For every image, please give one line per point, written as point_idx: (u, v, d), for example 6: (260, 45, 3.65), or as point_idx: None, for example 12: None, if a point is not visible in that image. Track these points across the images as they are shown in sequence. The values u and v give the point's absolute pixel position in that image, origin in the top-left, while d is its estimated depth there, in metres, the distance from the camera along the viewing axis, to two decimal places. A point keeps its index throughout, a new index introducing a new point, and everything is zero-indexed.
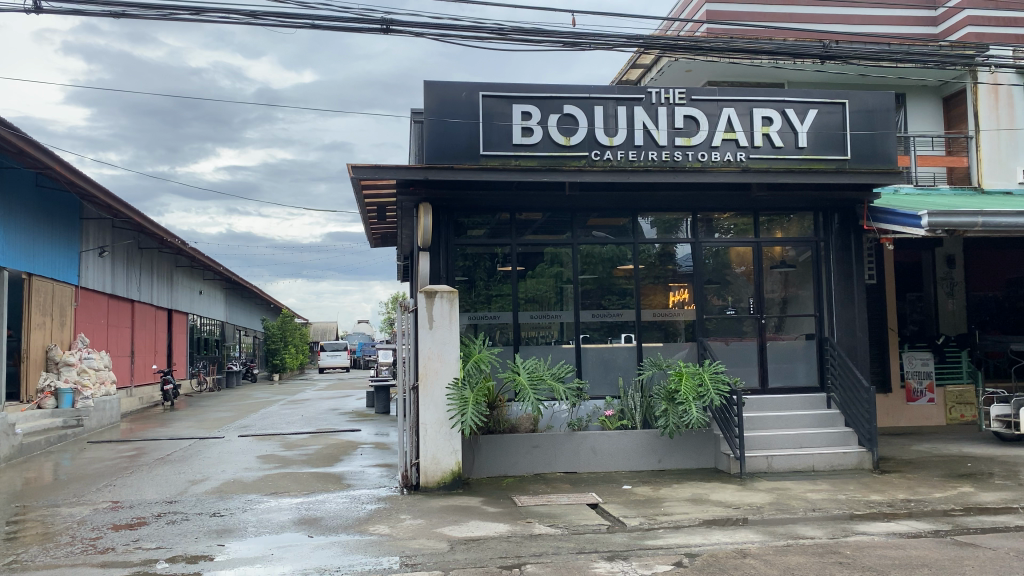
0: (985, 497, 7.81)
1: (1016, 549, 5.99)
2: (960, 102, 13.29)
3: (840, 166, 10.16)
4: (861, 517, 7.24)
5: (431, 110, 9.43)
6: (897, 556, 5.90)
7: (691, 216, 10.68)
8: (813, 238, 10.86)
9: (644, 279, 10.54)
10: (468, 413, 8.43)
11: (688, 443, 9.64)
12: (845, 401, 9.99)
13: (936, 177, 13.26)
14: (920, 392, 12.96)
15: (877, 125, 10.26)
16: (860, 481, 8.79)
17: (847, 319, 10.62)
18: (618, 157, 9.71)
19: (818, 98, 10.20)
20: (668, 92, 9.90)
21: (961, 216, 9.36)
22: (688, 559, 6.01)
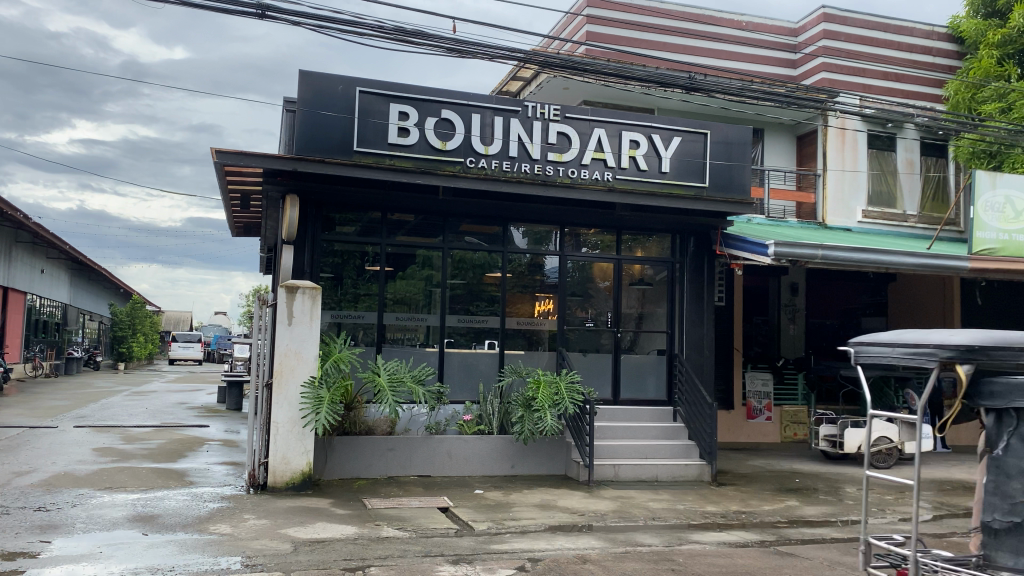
0: (807, 511, 8.39)
1: (829, 559, 6.47)
2: (810, 142, 14.33)
3: (698, 192, 10.67)
4: (696, 526, 7.62)
5: (305, 101, 9.23)
6: (723, 564, 6.26)
7: (560, 230, 10.94)
8: (669, 259, 11.34)
9: (512, 288, 10.71)
10: (323, 414, 8.24)
11: (540, 450, 9.85)
12: (689, 415, 10.51)
13: (786, 210, 14.07)
14: (759, 410, 13.79)
15: (734, 157, 10.86)
16: (698, 492, 9.25)
17: (695, 337, 11.17)
18: (493, 166, 9.84)
19: (683, 126, 10.69)
20: (544, 107, 10.09)
21: (803, 248, 10.02)
22: (531, 563, 6.15)
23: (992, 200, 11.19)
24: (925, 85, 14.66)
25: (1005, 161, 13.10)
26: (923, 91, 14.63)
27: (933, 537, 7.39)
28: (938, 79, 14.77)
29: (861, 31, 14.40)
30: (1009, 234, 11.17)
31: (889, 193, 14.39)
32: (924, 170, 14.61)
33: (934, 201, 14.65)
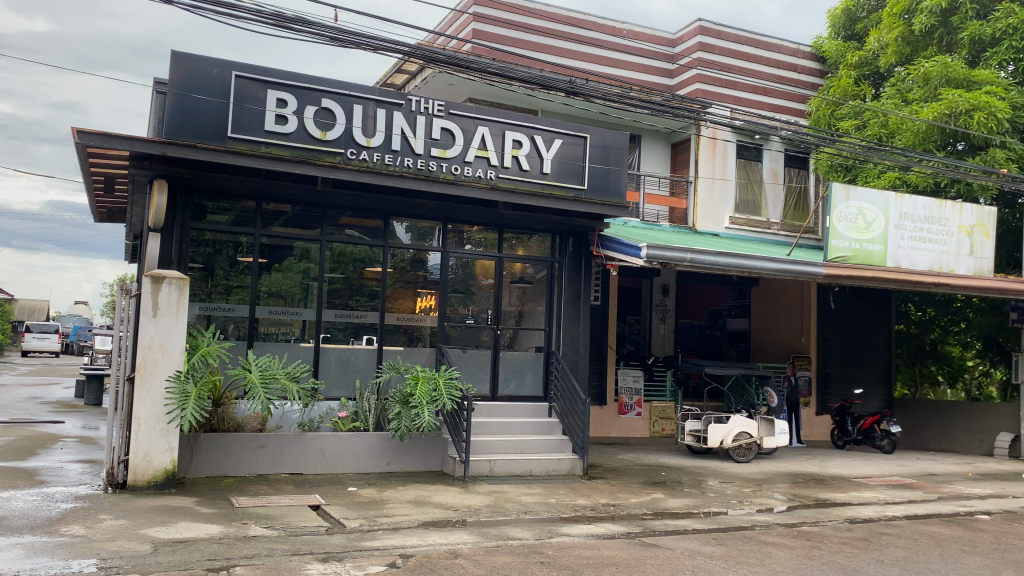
0: (672, 503, 8.74)
1: (691, 548, 6.77)
2: (684, 150, 14.88)
3: (577, 194, 10.90)
4: (567, 519, 7.80)
5: (177, 82, 8.84)
6: (591, 555, 6.45)
7: (442, 226, 10.92)
8: (549, 258, 11.54)
9: (393, 283, 10.63)
10: (189, 409, 7.94)
11: (416, 447, 9.83)
12: (564, 411, 10.75)
13: (659, 215, 14.76)
14: (630, 405, 14.25)
15: (612, 161, 11.17)
16: (570, 486, 9.47)
17: (571, 335, 11.44)
18: (374, 159, 9.72)
19: (564, 129, 10.90)
20: (428, 102, 10.06)
21: (674, 251, 10.42)
22: (402, 560, 6.13)
23: (845, 211, 11.93)
24: (791, 100, 15.54)
25: (859, 176, 14.04)
26: (789, 105, 15.51)
27: (785, 527, 7.85)
28: (802, 95, 15.69)
29: (733, 46, 15.12)
30: (860, 243, 11.96)
31: (755, 202, 15.15)
32: (787, 180, 15.48)
33: (796, 210, 15.60)
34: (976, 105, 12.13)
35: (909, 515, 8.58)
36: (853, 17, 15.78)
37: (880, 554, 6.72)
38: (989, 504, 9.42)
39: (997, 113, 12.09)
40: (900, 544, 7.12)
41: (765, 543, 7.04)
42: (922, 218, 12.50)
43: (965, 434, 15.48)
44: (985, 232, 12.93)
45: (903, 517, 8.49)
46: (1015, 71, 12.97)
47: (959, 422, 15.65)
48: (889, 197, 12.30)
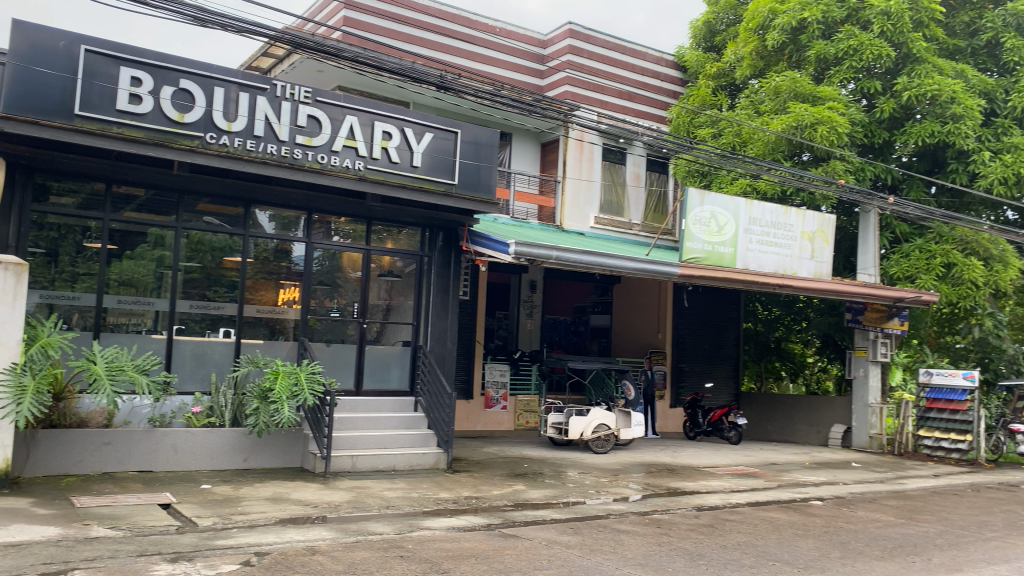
0: (533, 494, 8.93)
1: (548, 539, 6.94)
2: (553, 150, 15.21)
3: (447, 189, 10.90)
4: (428, 513, 7.82)
5: (16, 52, 8.21)
6: (450, 548, 6.50)
7: (308, 217, 10.67)
8: (418, 253, 11.49)
9: (255, 274, 10.31)
10: (25, 404, 7.43)
11: (276, 442, 9.59)
12: (430, 405, 10.77)
13: (528, 213, 14.85)
14: (496, 399, 14.44)
15: (482, 157, 11.25)
16: (433, 480, 9.50)
17: (439, 329, 11.44)
18: (236, 144, 9.36)
19: (435, 123, 10.88)
20: (294, 88, 9.81)
21: (541, 247, 10.60)
22: (256, 558, 5.98)
23: (700, 215, 12.53)
24: (654, 106, 16.17)
25: (714, 181, 14.80)
26: (651, 111, 16.12)
27: (638, 515, 8.18)
28: (664, 102, 16.36)
29: (601, 50, 15.56)
30: (712, 246, 12.60)
31: (619, 203, 15.68)
32: (648, 184, 16.16)
33: (655, 212, 16.33)
34: (819, 119, 13.00)
35: (751, 502, 9.13)
36: (713, 29, 16.63)
37: (723, 539, 7.12)
38: (822, 490, 10.16)
39: (837, 128, 12.98)
40: (742, 529, 7.57)
41: (619, 531, 7.31)
42: (768, 224, 13.29)
43: (804, 424, 16.63)
44: (825, 238, 13.91)
45: (745, 503, 9.02)
46: (854, 89, 14.00)
47: (798, 414, 16.79)
48: (740, 203, 13.01)
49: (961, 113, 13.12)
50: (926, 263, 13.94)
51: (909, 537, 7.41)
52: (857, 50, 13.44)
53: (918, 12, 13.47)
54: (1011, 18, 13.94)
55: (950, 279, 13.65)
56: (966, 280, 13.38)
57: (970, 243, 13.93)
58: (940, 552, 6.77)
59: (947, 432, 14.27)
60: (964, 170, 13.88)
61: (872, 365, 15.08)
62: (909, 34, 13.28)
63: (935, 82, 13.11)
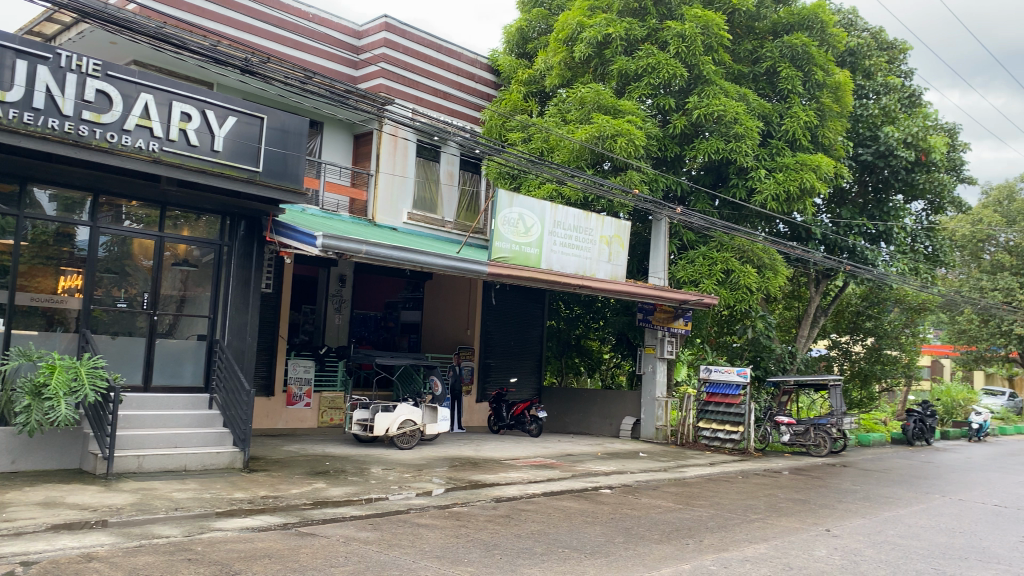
0: (332, 492, 8.81)
1: (346, 535, 6.89)
2: (366, 143, 15.06)
3: (250, 177, 10.50)
4: (221, 514, 7.52)
5: None
6: (243, 549, 6.29)
7: (93, 199, 9.88)
8: (217, 242, 10.98)
9: (31, 259, 9.44)
10: None
11: (49, 443, 8.84)
12: (226, 402, 10.36)
13: (339, 204, 14.63)
14: (299, 396, 14.05)
15: (288, 146, 10.93)
16: (227, 480, 9.13)
17: (238, 323, 10.99)
18: (11, 117, 8.48)
19: (239, 107, 10.44)
20: (81, 60, 9.05)
21: (349, 242, 10.43)
22: (22, 568, 5.49)
23: (509, 216, 12.85)
24: (466, 106, 16.44)
25: (523, 185, 15.26)
26: (464, 111, 16.38)
27: (437, 509, 8.30)
28: (476, 103, 16.67)
29: (416, 47, 15.57)
30: (519, 246, 12.99)
31: (431, 200, 15.82)
32: (461, 183, 16.46)
33: (467, 211, 16.67)
34: (619, 131, 13.76)
35: (546, 493, 9.53)
36: (526, 36, 17.17)
37: (518, 528, 7.39)
38: (611, 479, 10.79)
39: (635, 140, 13.82)
40: (536, 519, 7.89)
41: (418, 525, 7.40)
42: (571, 227, 13.89)
43: (598, 417, 17.52)
44: (621, 243, 14.76)
45: (541, 494, 9.40)
46: (652, 104, 14.95)
47: (593, 408, 17.67)
48: (545, 206, 13.47)
49: (743, 133, 14.39)
50: (709, 268, 15.14)
51: (685, 520, 8.04)
52: (655, 68, 14.36)
53: (708, 36, 14.59)
54: (787, 50, 15.45)
55: (728, 284, 14.93)
56: (742, 285, 14.71)
57: (746, 252, 15.30)
58: (709, 533, 7.42)
59: (722, 424, 15.66)
60: (743, 185, 15.24)
61: (659, 362, 16.20)
62: (700, 57, 14.40)
63: (721, 103, 14.27)
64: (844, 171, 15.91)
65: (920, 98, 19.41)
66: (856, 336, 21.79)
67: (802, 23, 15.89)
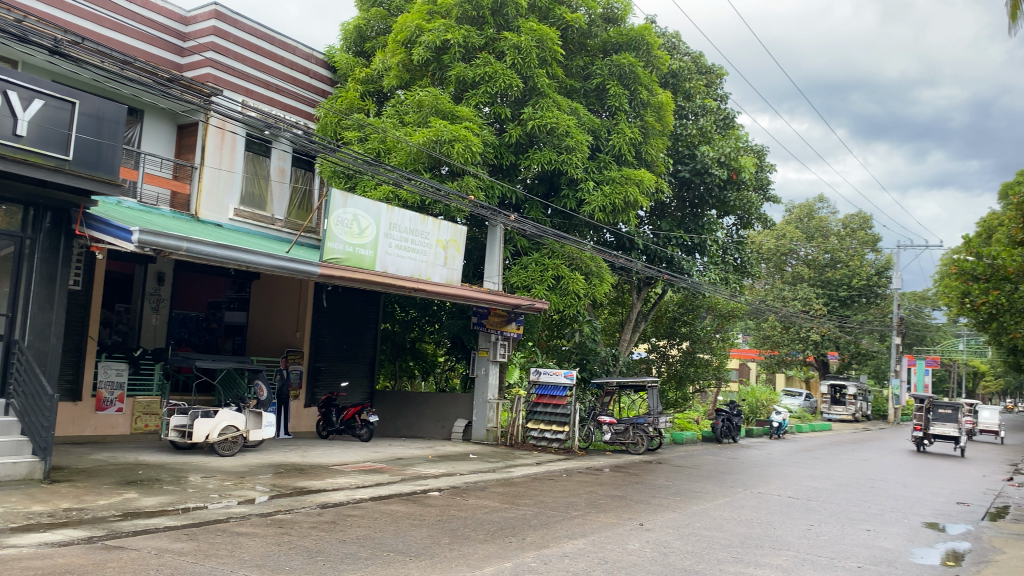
0: (145, 502, 8.34)
1: (158, 547, 6.55)
2: (191, 134, 14.39)
3: (58, 165, 9.72)
4: (16, 529, 6.93)
5: None
6: (41, 566, 5.84)
7: None
8: (18, 234, 10.03)
9: None
10: None
11: None
12: (25, 409, 9.59)
13: (160, 198, 13.76)
14: (109, 402, 13.20)
15: (103, 134, 10.23)
16: (24, 492, 8.42)
17: (40, 323, 10.15)
18: None
19: (47, 90, 9.65)
20: None
21: (169, 239, 9.90)
22: None
23: (342, 216, 12.66)
24: (300, 102, 16.05)
25: (358, 185, 15.04)
26: (297, 106, 15.98)
27: (260, 516, 8.06)
28: (310, 99, 16.35)
29: (248, 38, 15.04)
30: (352, 248, 12.83)
31: (260, 196, 15.34)
32: (292, 180, 16.06)
33: (299, 209, 16.30)
34: (457, 137, 13.86)
35: (373, 497, 9.47)
36: (364, 35, 17.00)
37: (343, 534, 7.31)
38: (440, 482, 10.89)
39: (471, 147, 14.00)
40: (362, 524, 7.85)
41: (238, 534, 7.16)
42: (407, 230, 13.87)
43: (430, 420, 17.58)
44: (456, 247, 14.94)
45: (368, 498, 9.34)
46: (489, 112, 15.20)
47: (425, 411, 17.72)
48: (381, 208, 13.39)
49: (573, 146, 14.95)
50: (540, 274, 15.55)
51: (509, 520, 8.26)
52: (491, 77, 14.64)
53: (543, 50, 15.04)
54: (615, 68, 16.20)
55: (558, 289, 15.43)
56: (570, 292, 15.27)
57: (575, 261, 15.90)
58: (532, 531, 7.66)
59: (549, 424, 16.17)
60: (573, 196, 15.82)
61: (491, 364, 16.41)
62: (535, 70, 14.85)
63: (554, 115, 14.75)
64: (664, 186, 16.85)
65: (733, 121, 20.92)
66: (673, 340, 23.14)
67: (629, 43, 16.72)
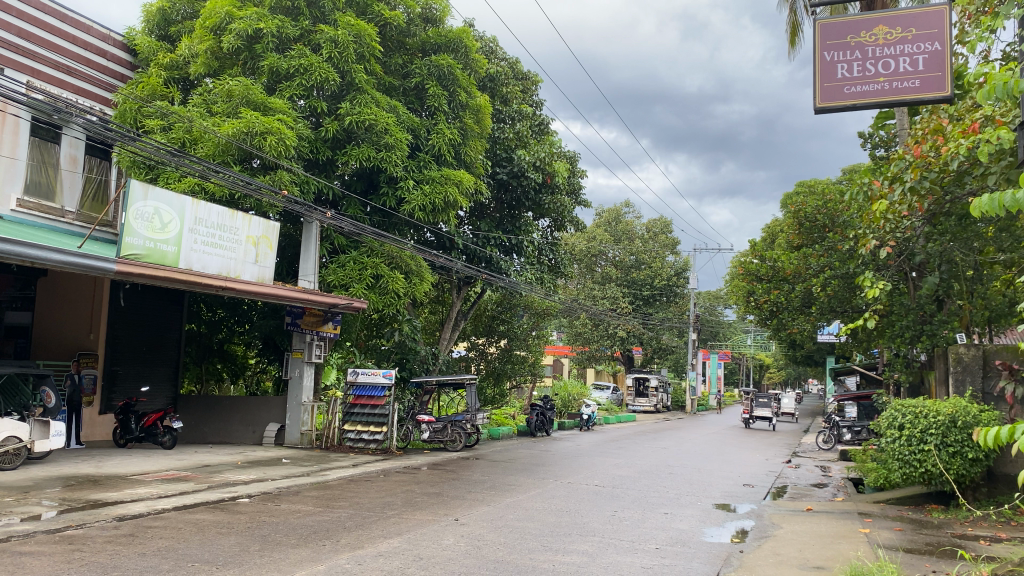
0: None
1: None
2: None
3: None
4: None
5: None
6: None
7: None
8: None
9: None
10: None
11: None
12: None
13: None
14: None
15: None
16: None
17: None
18: None
19: None
20: None
21: None
22: None
23: (142, 209, 11.89)
24: (95, 85, 14.93)
25: (160, 176, 14.14)
26: (92, 90, 14.83)
27: (47, 533, 7.43)
28: (107, 83, 15.25)
29: (35, 13, 13.78)
30: (154, 243, 12.10)
31: (49, 186, 14.07)
32: (86, 170, 14.99)
33: (93, 202, 15.14)
34: (269, 129, 13.40)
35: (177, 506, 8.99)
36: (168, 18, 16.11)
37: (143, 546, 6.91)
38: (250, 488, 10.51)
39: (285, 140, 13.60)
40: (164, 535, 7.44)
41: (21, 554, 6.57)
42: (214, 225, 13.26)
43: (240, 425, 16.89)
44: (268, 244, 14.45)
45: (171, 508, 8.86)
46: (304, 106, 14.80)
47: (235, 415, 17.00)
48: (185, 201, 12.71)
49: (393, 144, 14.91)
50: (359, 273, 15.34)
51: (323, 522, 8.13)
52: (307, 69, 14.28)
53: (361, 46, 14.89)
54: (434, 68, 16.33)
55: (377, 288, 15.30)
56: (390, 290, 15.23)
57: (395, 259, 15.87)
58: (346, 533, 7.59)
59: (367, 425, 16.03)
60: (393, 194, 15.75)
61: (306, 366, 16.03)
62: (353, 64, 14.63)
63: (372, 112, 14.64)
64: (484, 187, 17.09)
65: (548, 126, 21.60)
66: (491, 338, 23.60)
67: (448, 44, 16.90)
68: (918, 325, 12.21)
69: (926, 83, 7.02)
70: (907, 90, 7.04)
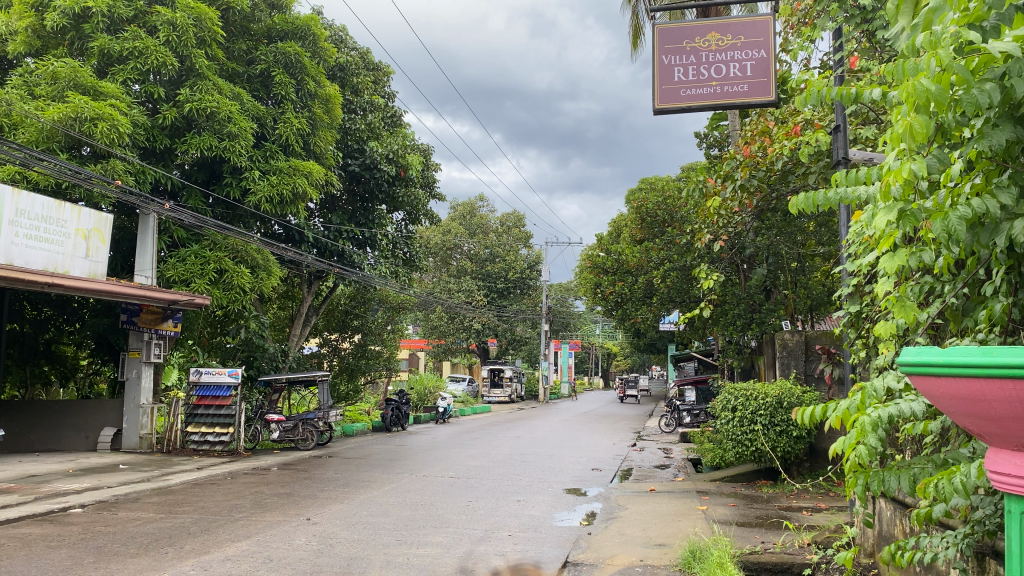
0: None
1: None
2: None
3: None
4: None
5: None
6: None
7: None
8: None
9: None
10: None
11: None
12: None
13: None
14: None
15: None
16: None
17: None
18: None
19: None
20: None
21: None
22: None
23: None
24: None
25: None
26: None
27: None
28: None
29: None
30: None
31: None
32: None
33: None
34: (100, 115, 12.55)
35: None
36: None
37: None
38: (83, 497, 9.87)
39: (118, 127, 12.79)
40: None
41: None
42: (38, 216, 12.34)
43: (70, 430, 15.79)
44: (101, 237, 13.57)
45: None
46: (139, 91, 13.97)
47: (65, 421, 15.85)
48: (5, 191, 11.71)
49: (236, 132, 14.38)
50: (201, 268, 14.64)
51: (165, 529, 7.77)
52: (142, 53, 13.50)
53: (201, 30, 14.28)
54: (280, 55, 15.85)
55: (221, 283, 14.68)
56: (235, 285, 14.65)
57: (239, 252, 15.27)
58: (190, 539, 7.30)
59: (211, 426, 15.39)
60: (237, 184, 15.16)
61: (144, 366, 15.19)
62: (193, 49, 13.95)
63: (214, 99, 14.05)
64: (335, 178, 16.74)
65: (401, 119, 21.49)
66: (344, 333, 23.17)
67: (295, 32, 16.47)
68: (747, 313, 13.11)
69: (753, 88, 7.54)
70: (736, 94, 7.54)
